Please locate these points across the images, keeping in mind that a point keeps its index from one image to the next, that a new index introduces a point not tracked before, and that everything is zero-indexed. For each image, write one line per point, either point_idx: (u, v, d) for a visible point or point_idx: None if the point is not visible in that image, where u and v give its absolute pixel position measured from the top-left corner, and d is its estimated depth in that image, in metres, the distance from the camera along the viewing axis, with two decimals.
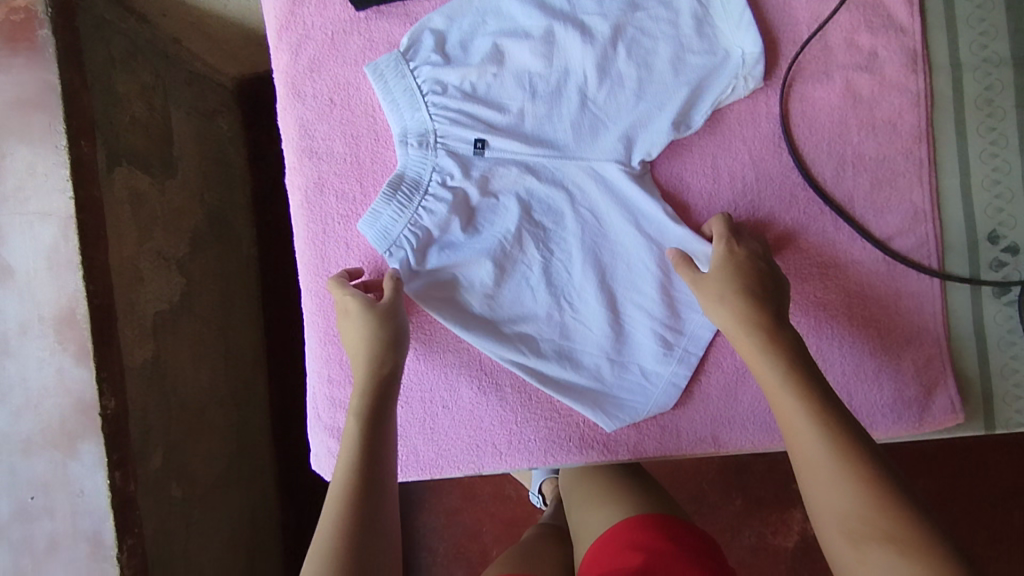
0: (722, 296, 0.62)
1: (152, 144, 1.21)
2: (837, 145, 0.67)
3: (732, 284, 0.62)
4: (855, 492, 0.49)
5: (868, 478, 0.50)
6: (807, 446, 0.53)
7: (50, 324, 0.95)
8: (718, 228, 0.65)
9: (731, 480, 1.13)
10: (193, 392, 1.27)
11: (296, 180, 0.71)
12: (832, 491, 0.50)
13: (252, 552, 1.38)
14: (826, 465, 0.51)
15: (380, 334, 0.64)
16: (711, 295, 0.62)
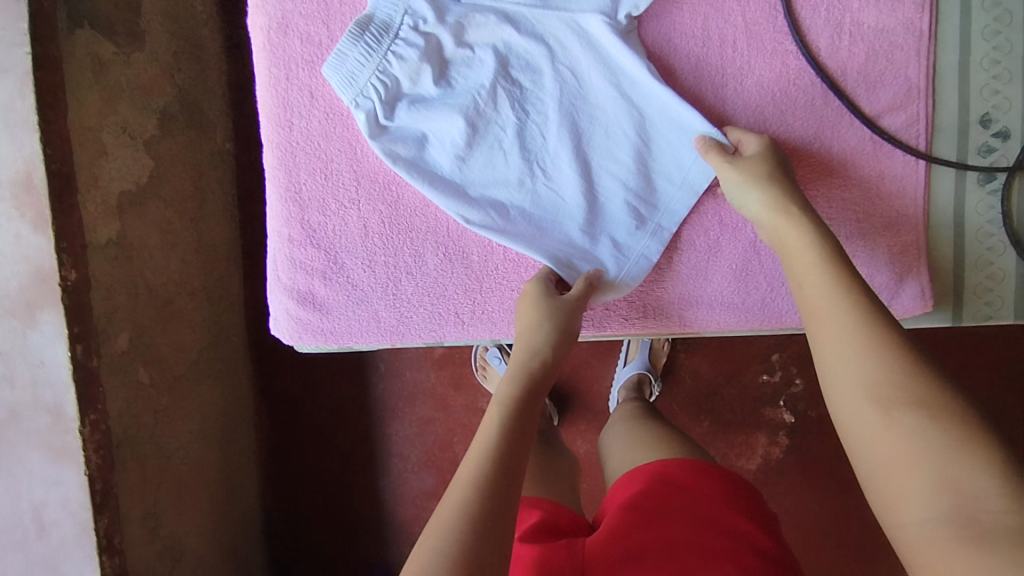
0: (759, 181, 0.60)
1: (116, 9, 1.14)
2: (835, 11, 0.63)
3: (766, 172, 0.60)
4: (887, 365, 0.47)
5: (901, 349, 0.48)
6: (843, 319, 0.51)
7: (5, 186, 0.90)
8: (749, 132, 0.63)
9: (700, 401, 1.14)
10: (161, 280, 1.23)
11: (258, 20, 0.66)
12: (862, 363, 0.48)
13: (224, 447, 1.36)
14: (862, 339, 0.49)
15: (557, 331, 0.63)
16: (746, 178, 0.60)
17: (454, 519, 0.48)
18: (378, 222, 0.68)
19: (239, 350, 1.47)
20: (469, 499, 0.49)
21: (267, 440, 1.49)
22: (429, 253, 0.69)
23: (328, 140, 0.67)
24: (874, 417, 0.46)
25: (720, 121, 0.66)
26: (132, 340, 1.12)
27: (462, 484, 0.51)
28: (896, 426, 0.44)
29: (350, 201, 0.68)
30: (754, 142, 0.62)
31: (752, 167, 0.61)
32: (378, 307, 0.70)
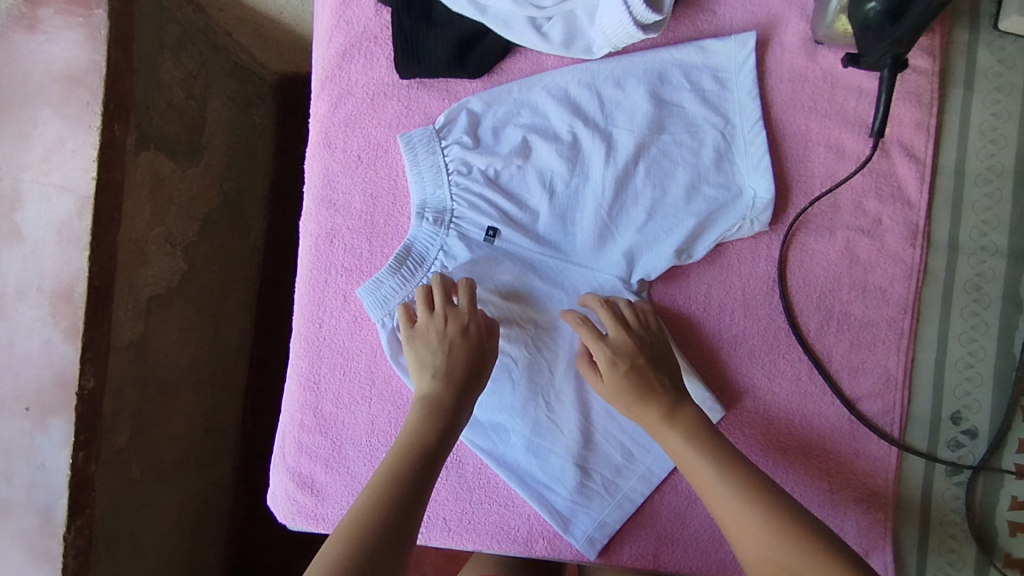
0: (628, 405, 0.65)
1: (184, 130, 1.23)
2: (826, 300, 0.70)
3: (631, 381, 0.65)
4: (767, 530, 0.55)
5: (779, 515, 0.55)
6: (724, 495, 0.58)
7: (48, 295, 1.03)
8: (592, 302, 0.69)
9: None
10: (172, 375, 1.27)
11: (310, 226, 0.74)
12: (757, 542, 0.55)
13: (195, 540, 1.36)
14: (745, 511, 0.56)
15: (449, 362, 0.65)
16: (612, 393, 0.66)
17: (368, 498, 0.56)
18: (385, 420, 0.73)
19: (230, 437, 1.49)
20: (350, 543, 0.52)
21: (238, 529, 1.50)
22: None
23: (352, 340, 0.73)
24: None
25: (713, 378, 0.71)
26: (131, 439, 1.15)
27: (373, 480, 0.58)
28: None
29: (362, 398, 0.73)
30: (591, 342, 0.67)
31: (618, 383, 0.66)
32: None
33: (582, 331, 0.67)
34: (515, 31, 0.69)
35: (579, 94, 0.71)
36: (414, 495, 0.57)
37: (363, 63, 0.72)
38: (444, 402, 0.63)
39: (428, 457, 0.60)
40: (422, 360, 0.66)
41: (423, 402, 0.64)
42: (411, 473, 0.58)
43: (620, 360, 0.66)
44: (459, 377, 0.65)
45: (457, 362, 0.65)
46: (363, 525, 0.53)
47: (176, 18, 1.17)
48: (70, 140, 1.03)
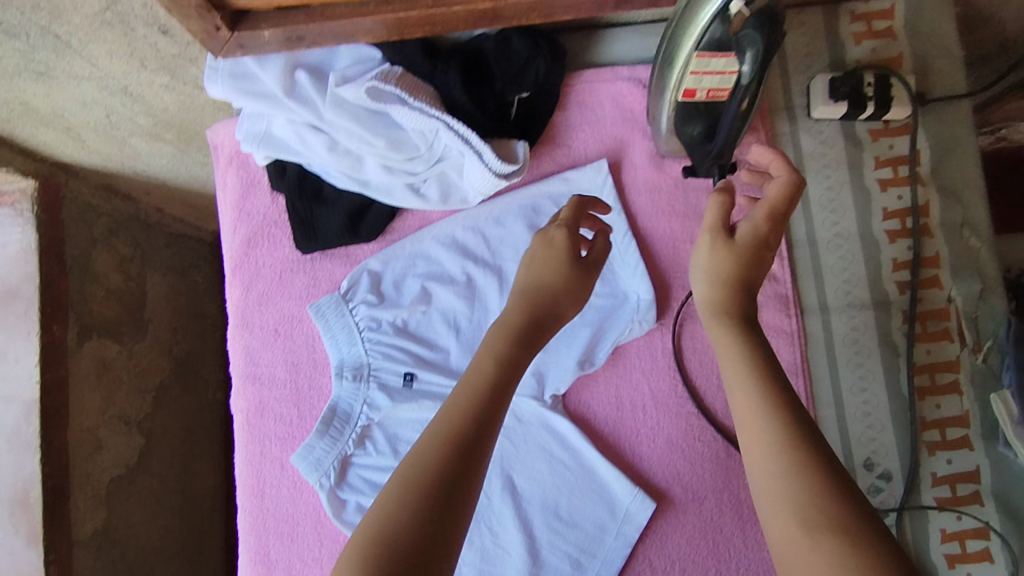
0: (720, 280, 0.55)
1: (124, 311, 1.28)
2: (724, 379, 0.76)
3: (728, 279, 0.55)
4: (792, 478, 0.46)
5: (817, 477, 0.46)
6: (760, 426, 0.49)
7: (6, 506, 1.09)
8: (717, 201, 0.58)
9: None
10: (144, 552, 1.27)
11: (240, 403, 0.78)
12: (772, 498, 0.47)
13: None
14: (774, 454, 0.48)
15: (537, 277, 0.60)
16: (711, 270, 0.56)
17: (420, 458, 0.49)
18: None
19: None
20: (409, 505, 0.47)
21: None
22: None
23: (295, 505, 0.76)
24: (795, 534, 0.44)
25: (640, 473, 0.75)
26: None
27: (427, 436, 0.51)
28: (815, 550, 0.43)
29: (313, 561, 0.74)
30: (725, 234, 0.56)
31: (724, 256, 0.56)
32: None
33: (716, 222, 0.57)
34: (396, 198, 0.77)
35: (466, 237, 0.79)
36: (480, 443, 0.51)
37: (267, 246, 0.79)
38: (520, 335, 0.57)
39: (501, 392, 0.53)
40: (542, 263, 0.61)
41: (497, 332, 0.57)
42: (477, 423, 0.51)
43: (754, 246, 0.56)
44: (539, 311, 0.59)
45: (546, 279, 0.60)
46: (421, 485, 0.48)
47: (105, 211, 1.22)
48: (12, 349, 1.09)
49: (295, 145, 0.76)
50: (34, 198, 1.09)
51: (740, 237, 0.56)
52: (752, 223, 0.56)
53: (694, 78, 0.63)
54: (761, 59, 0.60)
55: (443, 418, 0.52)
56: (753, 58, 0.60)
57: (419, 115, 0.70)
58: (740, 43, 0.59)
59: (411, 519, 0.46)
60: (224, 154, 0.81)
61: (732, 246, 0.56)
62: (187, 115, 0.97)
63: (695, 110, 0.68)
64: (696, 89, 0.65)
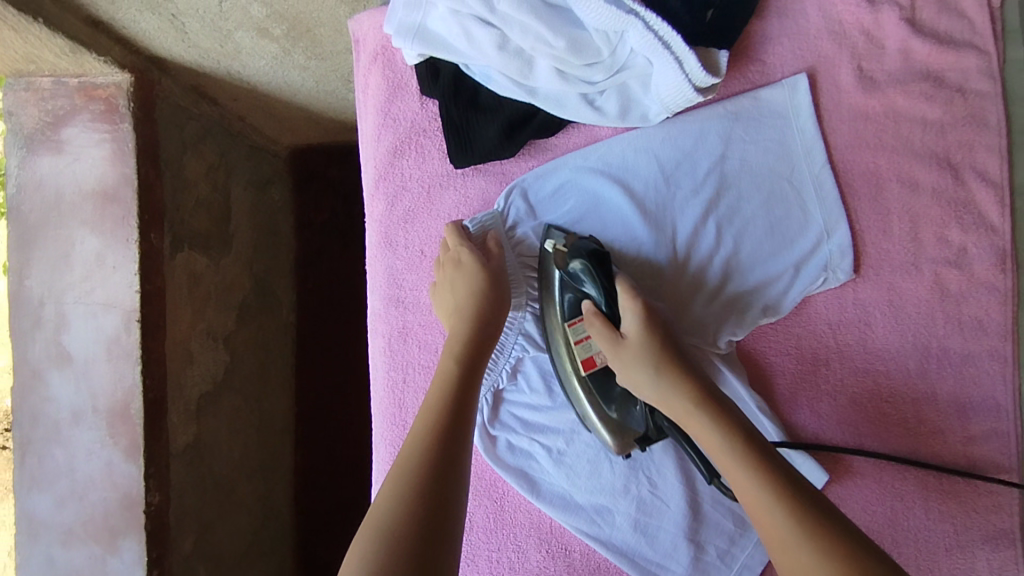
0: (653, 377, 0.60)
1: (212, 224, 1.22)
2: (922, 336, 0.68)
3: (653, 358, 0.61)
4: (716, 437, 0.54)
5: (787, 488, 0.49)
6: (718, 446, 0.54)
7: (104, 415, 1.00)
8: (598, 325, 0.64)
9: None
10: (227, 469, 1.26)
11: (379, 326, 0.73)
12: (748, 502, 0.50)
13: None
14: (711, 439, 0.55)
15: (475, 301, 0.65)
16: (637, 379, 0.61)
17: (409, 462, 0.53)
18: (483, 516, 0.71)
19: (285, 520, 1.49)
20: (404, 493, 0.50)
21: None
22: (532, 550, 0.71)
23: None
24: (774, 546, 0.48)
25: (818, 431, 0.69)
26: (196, 542, 1.15)
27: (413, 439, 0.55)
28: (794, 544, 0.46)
29: None
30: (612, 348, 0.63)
31: (636, 360, 0.61)
32: None
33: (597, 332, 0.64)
34: (568, 109, 0.68)
35: (637, 163, 0.71)
36: (454, 439, 0.55)
37: (415, 157, 0.72)
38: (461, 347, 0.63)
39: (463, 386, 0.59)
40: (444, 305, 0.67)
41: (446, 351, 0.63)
42: (448, 415, 0.57)
43: (645, 329, 0.62)
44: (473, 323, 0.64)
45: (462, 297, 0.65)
46: (403, 471, 0.52)
47: (194, 115, 1.15)
48: (109, 256, 1.00)
49: (457, 41, 0.65)
50: (129, 92, 0.99)
51: (631, 333, 0.62)
52: (631, 314, 0.63)
53: (581, 346, 0.66)
54: (603, 290, 0.64)
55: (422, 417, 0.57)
56: (592, 281, 0.64)
57: (613, 9, 0.59)
58: (571, 274, 0.65)
59: (409, 496, 0.50)
60: (367, 50, 0.72)
61: (630, 346, 0.62)
62: (304, 6, 0.88)
63: (607, 381, 0.66)
64: (591, 356, 0.66)
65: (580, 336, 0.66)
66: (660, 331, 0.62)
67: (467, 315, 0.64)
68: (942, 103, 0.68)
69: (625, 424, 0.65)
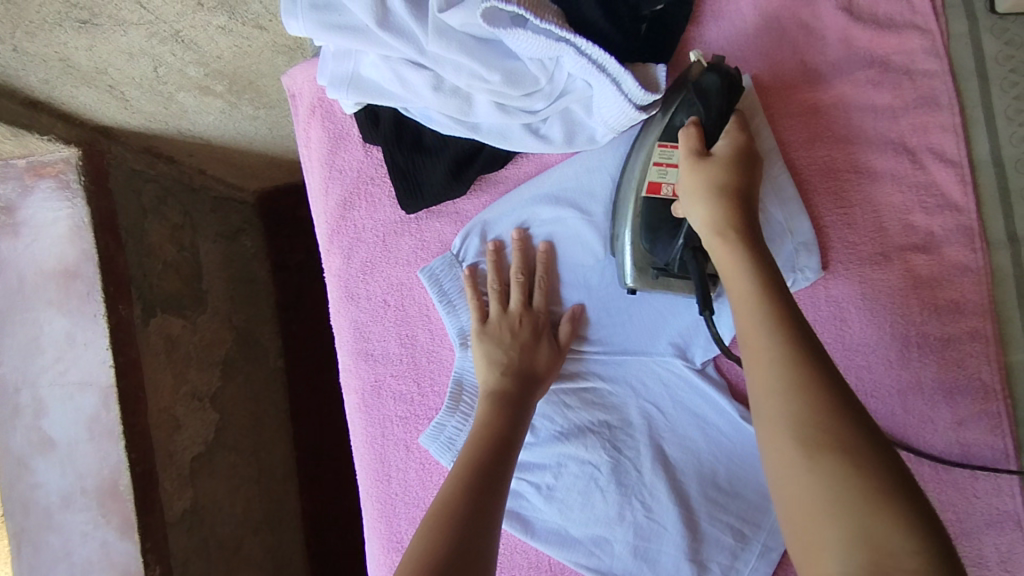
0: (711, 189, 0.55)
1: (182, 283, 1.20)
2: (899, 326, 0.67)
3: (720, 180, 0.56)
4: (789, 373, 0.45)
5: (862, 505, 0.39)
6: (775, 406, 0.44)
7: (94, 495, 0.98)
8: (690, 139, 0.58)
9: None
10: (230, 527, 1.24)
11: (352, 382, 0.71)
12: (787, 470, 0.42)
13: None
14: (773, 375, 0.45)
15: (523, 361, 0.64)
16: (695, 190, 0.56)
17: (445, 499, 0.52)
18: None
19: (298, 567, 1.47)
20: (438, 529, 0.49)
21: None
22: None
23: (426, 488, 0.69)
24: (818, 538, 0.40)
25: None
26: None
27: (451, 478, 0.54)
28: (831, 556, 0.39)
29: None
30: (692, 163, 0.58)
31: (716, 175, 0.56)
32: None
33: (685, 147, 0.59)
34: (513, 141, 0.67)
35: (592, 183, 0.68)
36: (490, 486, 0.54)
37: (366, 207, 0.70)
38: (513, 394, 0.62)
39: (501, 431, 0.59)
40: (490, 354, 0.65)
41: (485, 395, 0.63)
42: (488, 457, 0.56)
43: (736, 156, 0.58)
44: (519, 373, 0.63)
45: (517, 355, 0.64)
46: (439, 509, 0.51)
47: (151, 177, 1.14)
48: (79, 334, 0.98)
49: (391, 87, 0.63)
50: (79, 166, 0.98)
51: (719, 152, 0.58)
52: (728, 139, 0.59)
53: (659, 168, 0.61)
54: (720, 111, 0.60)
55: (463, 460, 0.56)
56: (716, 101, 0.60)
57: (542, 38, 0.57)
58: (702, 88, 0.60)
59: (444, 533, 0.49)
60: (304, 104, 0.71)
61: (713, 163, 0.57)
62: (242, 61, 0.87)
63: (663, 211, 0.61)
64: (661, 182, 0.61)
65: (664, 159, 0.61)
66: (748, 168, 0.58)
67: (514, 371, 0.63)
68: (890, 87, 0.67)
69: (654, 251, 0.62)
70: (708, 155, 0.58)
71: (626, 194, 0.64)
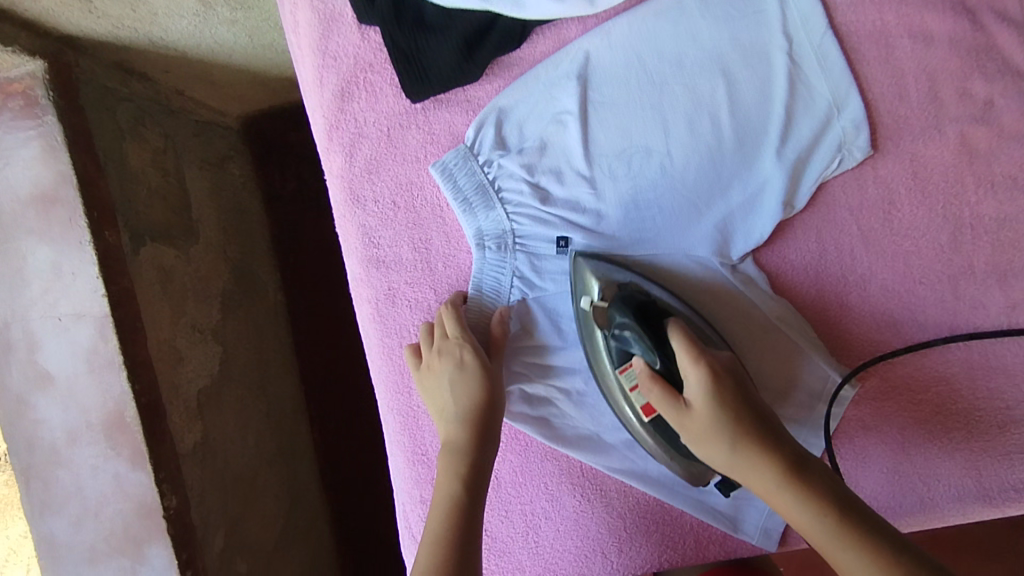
0: (712, 429, 0.52)
1: (171, 211, 1.13)
2: (952, 206, 0.62)
3: (723, 413, 0.52)
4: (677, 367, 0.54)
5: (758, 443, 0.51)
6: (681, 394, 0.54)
7: (99, 429, 0.95)
8: (657, 392, 0.55)
9: None
10: (243, 460, 1.22)
11: (363, 292, 0.66)
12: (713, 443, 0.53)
13: None
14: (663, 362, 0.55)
15: (476, 401, 0.58)
16: (709, 446, 0.53)
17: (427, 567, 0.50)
18: (510, 471, 0.67)
19: (315, 498, 1.47)
20: None
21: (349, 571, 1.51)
22: (566, 496, 0.67)
23: None
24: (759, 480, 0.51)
25: (848, 326, 0.64)
26: (227, 535, 1.12)
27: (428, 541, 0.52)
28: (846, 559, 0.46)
29: None
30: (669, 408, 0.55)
31: (709, 433, 0.52)
32: (522, 555, 0.67)
33: (656, 397, 0.55)
34: (529, 7, 0.59)
35: (614, 64, 0.62)
36: (460, 571, 0.50)
37: (367, 98, 0.64)
38: (478, 432, 0.57)
39: (471, 513, 0.54)
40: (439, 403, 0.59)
41: (450, 451, 0.57)
42: (467, 509, 0.54)
43: (715, 393, 0.53)
44: (474, 421, 0.57)
45: (464, 402, 0.58)
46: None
47: (124, 96, 1.05)
48: (66, 264, 0.93)
49: None
50: (46, 81, 0.90)
51: (695, 402, 0.53)
52: (697, 380, 0.53)
53: (637, 393, 0.59)
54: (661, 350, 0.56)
55: (434, 514, 0.54)
56: (641, 341, 0.57)
57: None
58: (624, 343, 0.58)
59: None
60: None
61: (699, 414, 0.53)
62: None
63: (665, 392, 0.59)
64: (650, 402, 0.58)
65: (632, 382, 0.59)
66: (727, 390, 0.53)
67: (463, 421, 0.57)
68: None
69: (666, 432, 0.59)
70: (688, 407, 0.54)
71: (595, 346, 0.62)
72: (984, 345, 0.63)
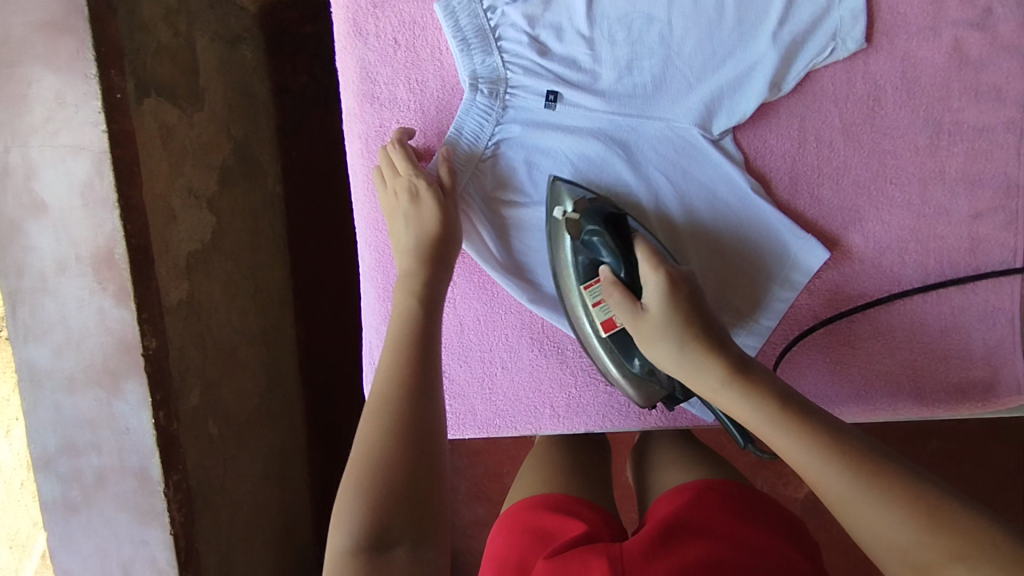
0: (681, 351, 0.54)
1: (178, 72, 1.10)
2: (935, 110, 0.63)
3: (681, 322, 0.54)
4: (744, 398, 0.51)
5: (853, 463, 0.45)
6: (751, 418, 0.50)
7: (88, 263, 0.87)
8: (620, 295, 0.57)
9: None
10: (226, 332, 1.18)
11: (354, 127, 0.68)
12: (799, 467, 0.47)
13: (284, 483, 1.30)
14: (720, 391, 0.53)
15: (426, 229, 0.61)
16: (657, 344, 0.56)
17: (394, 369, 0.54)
18: (473, 318, 0.70)
19: (292, 390, 1.42)
20: (395, 401, 0.51)
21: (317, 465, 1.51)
22: (524, 348, 0.70)
23: None
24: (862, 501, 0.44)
25: (817, 216, 0.66)
26: (203, 396, 1.06)
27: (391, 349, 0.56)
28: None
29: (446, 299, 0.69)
30: (630, 313, 0.57)
31: (659, 331, 0.55)
32: (475, 400, 0.71)
33: (617, 303, 0.58)
34: None
35: None
36: (425, 365, 0.54)
37: None
38: (430, 256, 0.61)
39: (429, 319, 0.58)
40: (397, 236, 0.63)
41: (406, 280, 0.60)
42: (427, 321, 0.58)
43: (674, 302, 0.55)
44: (424, 249, 0.61)
45: (413, 230, 0.61)
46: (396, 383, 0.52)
47: None
48: (68, 94, 0.84)
49: None
50: None
51: (652, 306, 0.56)
52: (653, 281, 0.56)
53: (599, 309, 0.60)
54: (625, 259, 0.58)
55: (398, 319, 0.57)
56: (610, 250, 0.58)
57: None
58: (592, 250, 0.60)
59: (405, 399, 0.51)
60: None
61: (654, 318, 0.55)
62: None
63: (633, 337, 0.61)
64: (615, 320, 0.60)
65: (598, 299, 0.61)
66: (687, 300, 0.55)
67: (421, 248, 0.61)
68: None
69: (647, 381, 0.62)
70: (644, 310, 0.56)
71: (576, 315, 0.64)
72: (943, 249, 0.65)
